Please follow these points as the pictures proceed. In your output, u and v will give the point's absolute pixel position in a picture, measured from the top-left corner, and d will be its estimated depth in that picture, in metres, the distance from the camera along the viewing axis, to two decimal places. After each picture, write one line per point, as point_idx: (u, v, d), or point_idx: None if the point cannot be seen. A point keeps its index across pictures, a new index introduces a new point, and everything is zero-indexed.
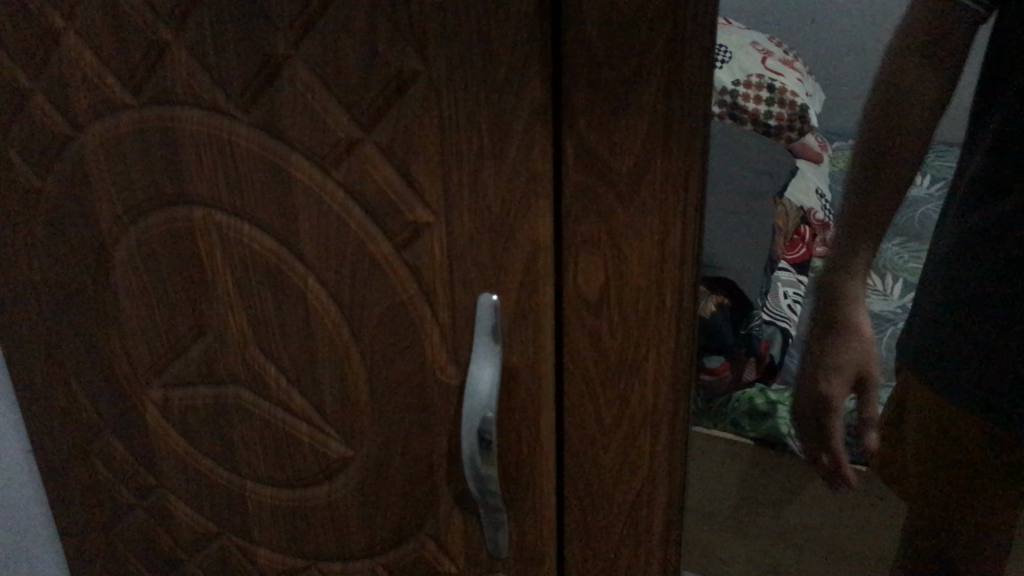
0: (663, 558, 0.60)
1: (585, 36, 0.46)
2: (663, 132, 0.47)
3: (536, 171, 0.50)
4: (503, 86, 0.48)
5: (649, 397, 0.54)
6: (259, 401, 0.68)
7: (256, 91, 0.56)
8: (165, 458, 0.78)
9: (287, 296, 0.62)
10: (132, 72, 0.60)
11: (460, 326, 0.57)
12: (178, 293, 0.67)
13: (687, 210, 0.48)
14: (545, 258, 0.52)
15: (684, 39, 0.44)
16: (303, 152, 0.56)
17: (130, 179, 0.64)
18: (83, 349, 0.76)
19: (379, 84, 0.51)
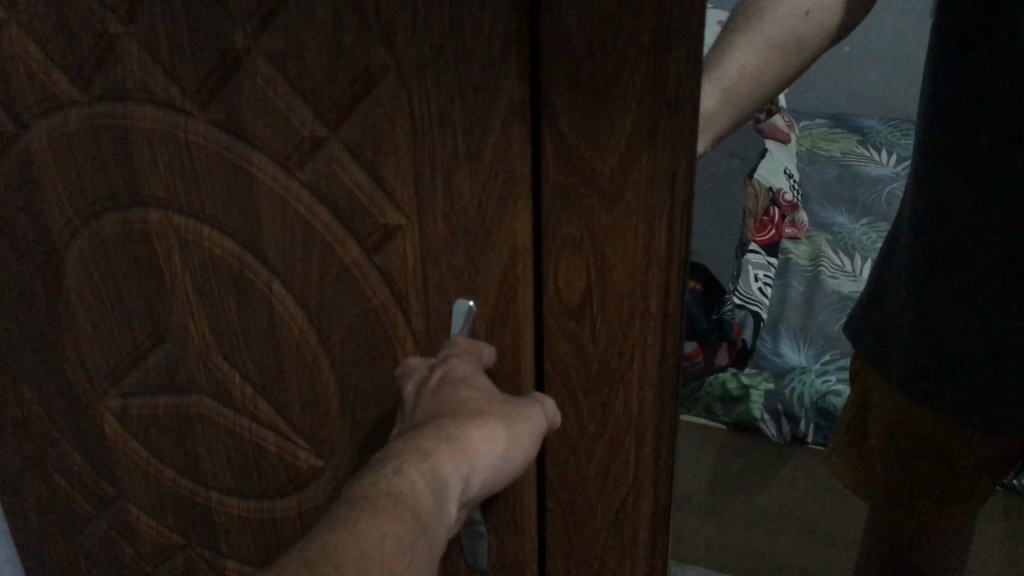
0: (648, 566, 0.58)
1: (566, 29, 0.43)
2: (649, 131, 0.44)
3: (514, 171, 0.48)
4: (478, 82, 0.46)
5: (634, 405, 0.52)
6: (223, 410, 0.66)
7: (213, 88, 0.53)
8: (124, 470, 0.75)
9: (251, 303, 0.59)
10: (79, 67, 0.56)
11: (434, 332, 0.55)
12: (134, 299, 0.64)
13: (673, 213, 0.46)
14: (525, 263, 0.50)
15: (670, 34, 0.42)
16: (266, 151, 0.53)
17: (81, 180, 0.61)
18: (36, 356, 0.73)
19: (345, 80, 0.48)
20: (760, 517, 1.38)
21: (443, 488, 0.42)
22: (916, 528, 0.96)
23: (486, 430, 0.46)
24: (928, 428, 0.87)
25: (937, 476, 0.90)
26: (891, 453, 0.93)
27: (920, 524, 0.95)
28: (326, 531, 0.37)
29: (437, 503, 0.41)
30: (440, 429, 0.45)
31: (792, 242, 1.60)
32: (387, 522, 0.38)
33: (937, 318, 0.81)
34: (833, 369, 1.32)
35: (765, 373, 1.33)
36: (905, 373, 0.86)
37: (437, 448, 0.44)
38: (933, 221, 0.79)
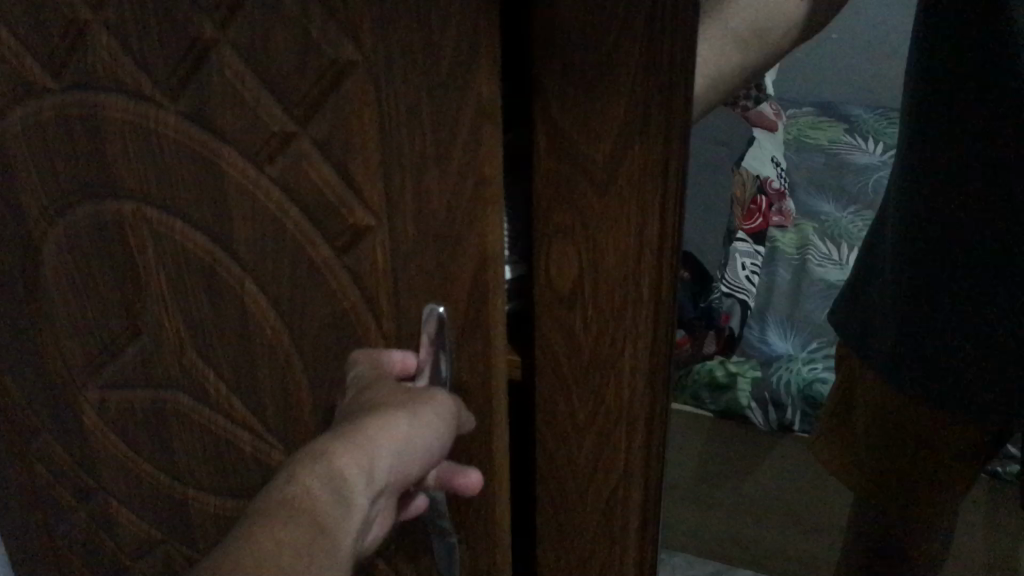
0: (639, 561, 0.58)
1: (559, 14, 0.43)
2: (642, 116, 0.44)
3: (484, 175, 0.46)
4: (447, 77, 0.44)
5: (624, 393, 0.52)
6: (199, 407, 0.65)
7: (185, 77, 0.52)
8: (104, 463, 0.74)
9: (226, 296, 0.59)
10: (51, 54, 0.56)
11: (405, 335, 0.54)
12: (109, 292, 0.64)
13: (663, 202, 0.46)
14: (495, 269, 0.49)
15: (663, 24, 0.41)
16: (237, 145, 0.53)
17: (57, 170, 0.60)
18: (15, 346, 0.72)
19: (315, 73, 0.48)
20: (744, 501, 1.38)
21: (342, 485, 0.44)
22: (902, 512, 0.96)
23: (386, 421, 0.48)
24: (911, 417, 0.88)
25: (920, 465, 0.91)
26: (872, 442, 0.94)
27: (905, 510, 0.96)
28: (225, 549, 0.39)
29: (338, 502, 0.44)
30: (340, 429, 0.48)
31: (779, 230, 1.59)
32: (282, 532, 0.40)
33: (926, 310, 0.81)
34: (820, 358, 1.30)
35: (752, 361, 1.33)
36: (885, 363, 0.87)
37: (335, 446, 0.46)
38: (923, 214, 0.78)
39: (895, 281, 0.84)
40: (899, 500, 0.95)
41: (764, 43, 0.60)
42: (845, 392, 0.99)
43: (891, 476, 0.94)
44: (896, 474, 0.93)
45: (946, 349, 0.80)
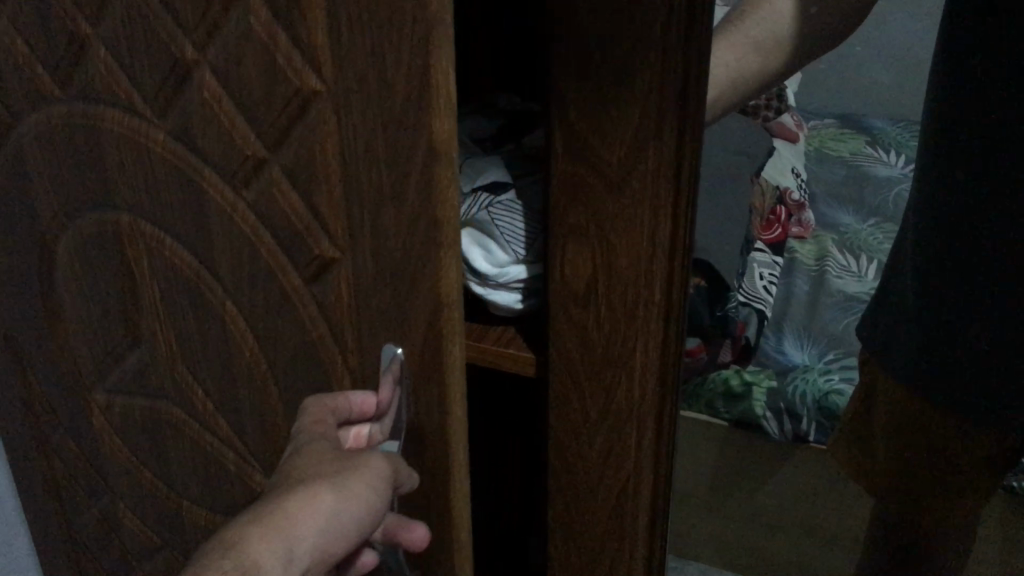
0: (646, 558, 0.60)
1: (576, 21, 0.44)
2: (657, 120, 0.45)
3: (436, 219, 0.46)
4: (401, 117, 0.44)
5: (635, 391, 0.53)
6: (188, 422, 0.67)
7: (171, 95, 0.53)
8: (111, 464, 0.76)
9: (209, 313, 0.60)
10: (58, 64, 0.57)
11: (368, 371, 0.55)
12: (113, 298, 0.66)
13: (679, 203, 0.47)
14: (449, 317, 0.49)
15: (682, 31, 0.43)
16: (214, 167, 0.54)
17: (65, 179, 0.62)
18: (35, 341, 0.75)
19: (284, 98, 0.48)
20: (760, 506, 1.35)
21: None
22: (920, 524, 0.96)
23: (310, 496, 0.49)
24: (933, 435, 0.88)
25: (937, 473, 0.91)
26: (891, 448, 0.94)
27: (923, 523, 0.96)
28: None
29: None
30: (256, 512, 0.48)
31: (798, 241, 1.57)
32: None
33: (942, 320, 0.82)
34: (837, 369, 1.32)
35: (768, 370, 1.31)
36: (900, 373, 0.88)
37: (248, 535, 0.47)
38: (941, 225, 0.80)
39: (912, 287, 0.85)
40: (914, 507, 0.96)
41: (759, 60, 0.60)
42: (861, 405, 0.99)
43: (912, 490, 0.94)
44: (912, 481, 0.94)
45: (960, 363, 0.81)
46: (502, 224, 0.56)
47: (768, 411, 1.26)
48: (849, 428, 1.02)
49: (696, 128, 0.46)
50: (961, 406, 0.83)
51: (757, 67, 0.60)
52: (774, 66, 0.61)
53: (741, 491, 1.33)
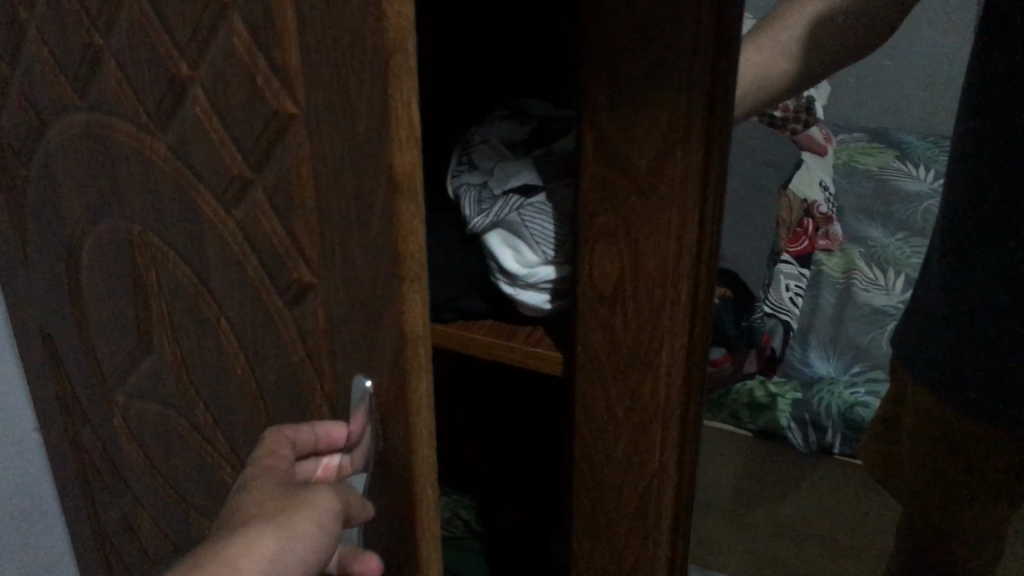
0: (670, 553, 0.61)
1: (609, 28, 0.46)
2: (686, 123, 0.47)
3: (402, 250, 0.38)
4: (364, 136, 0.37)
5: (659, 392, 0.55)
6: (193, 437, 0.66)
7: (170, 114, 0.50)
8: (134, 463, 0.78)
9: (212, 327, 0.56)
10: (76, 72, 0.57)
11: (343, 402, 0.47)
12: (126, 309, 0.65)
13: (707, 204, 0.49)
14: (419, 354, 0.40)
15: (715, 36, 0.45)
16: (207, 184, 0.49)
17: (83, 187, 0.62)
18: (66, 341, 0.77)
19: (261, 123, 0.43)
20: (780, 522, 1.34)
21: None
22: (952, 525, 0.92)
23: (250, 538, 0.43)
24: (964, 430, 0.85)
25: (964, 477, 0.88)
26: (917, 450, 0.91)
27: (954, 525, 0.92)
28: None
29: None
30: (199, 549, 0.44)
31: (825, 255, 1.51)
32: None
33: (970, 330, 0.81)
34: (862, 381, 1.24)
35: (794, 382, 1.26)
36: (928, 380, 0.87)
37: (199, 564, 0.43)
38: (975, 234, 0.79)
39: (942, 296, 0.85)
40: (941, 515, 0.92)
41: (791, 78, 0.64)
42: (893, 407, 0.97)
43: (943, 488, 0.90)
44: (938, 485, 0.91)
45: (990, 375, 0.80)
46: (532, 227, 0.57)
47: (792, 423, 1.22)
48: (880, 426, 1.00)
49: (724, 132, 0.47)
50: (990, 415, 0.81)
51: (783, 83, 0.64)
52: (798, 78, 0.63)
53: (760, 504, 1.34)
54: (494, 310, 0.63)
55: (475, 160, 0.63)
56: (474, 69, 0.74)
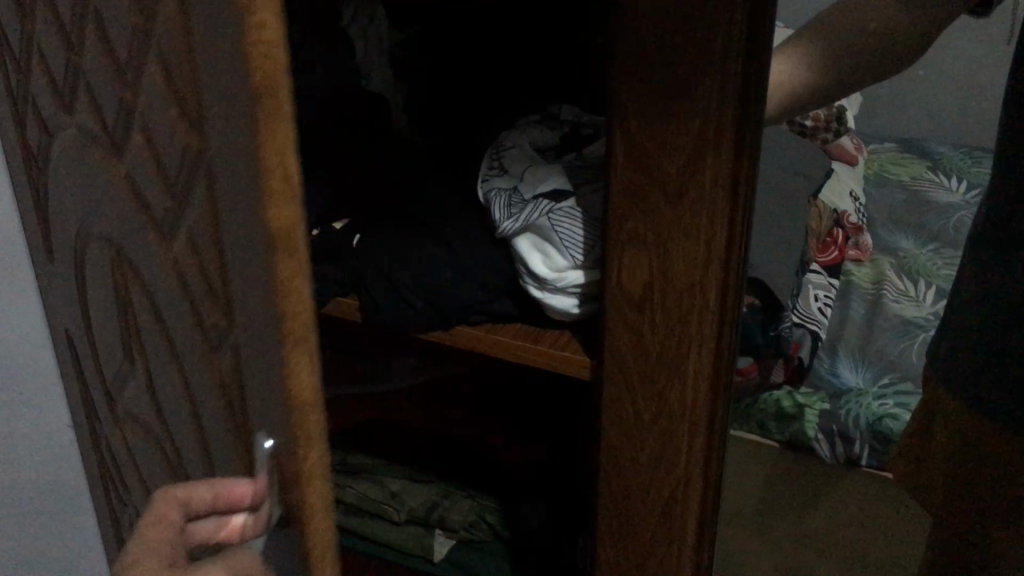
0: (695, 558, 0.62)
1: (641, 34, 0.46)
2: (716, 130, 0.47)
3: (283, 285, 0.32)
4: (234, 145, 0.31)
5: (687, 398, 0.55)
6: (142, 468, 0.60)
7: (93, 116, 0.43)
8: (106, 487, 0.71)
9: (143, 352, 0.49)
10: (19, 69, 0.52)
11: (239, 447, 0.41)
12: (81, 327, 0.60)
13: (736, 211, 0.49)
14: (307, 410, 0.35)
15: (749, 40, 0.45)
16: (120, 201, 0.43)
17: (40, 194, 0.57)
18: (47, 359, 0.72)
19: (164, 140, 0.37)
20: (809, 533, 1.23)
21: None
22: (978, 543, 0.82)
23: None
24: (984, 431, 0.77)
25: (985, 510, 0.81)
26: (946, 470, 0.84)
27: (970, 539, 0.83)
28: None
29: None
30: None
31: (855, 265, 1.48)
32: None
33: (1003, 355, 0.73)
34: (891, 393, 1.23)
35: (822, 393, 1.22)
36: (955, 398, 0.80)
37: None
38: (1005, 253, 0.72)
39: (964, 315, 0.78)
40: (963, 549, 0.85)
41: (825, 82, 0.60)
42: (923, 416, 0.88)
43: (962, 495, 0.83)
44: (958, 515, 0.84)
45: (1011, 409, 0.73)
46: (561, 231, 0.57)
47: (818, 433, 1.18)
48: (909, 438, 0.90)
49: (752, 140, 0.47)
50: (1017, 441, 0.74)
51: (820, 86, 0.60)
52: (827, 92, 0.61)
53: (789, 512, 1.22)
54: (523, 313, 0.64)
55: (506, 166, 0.63)
56: (505, 67, 0.75)
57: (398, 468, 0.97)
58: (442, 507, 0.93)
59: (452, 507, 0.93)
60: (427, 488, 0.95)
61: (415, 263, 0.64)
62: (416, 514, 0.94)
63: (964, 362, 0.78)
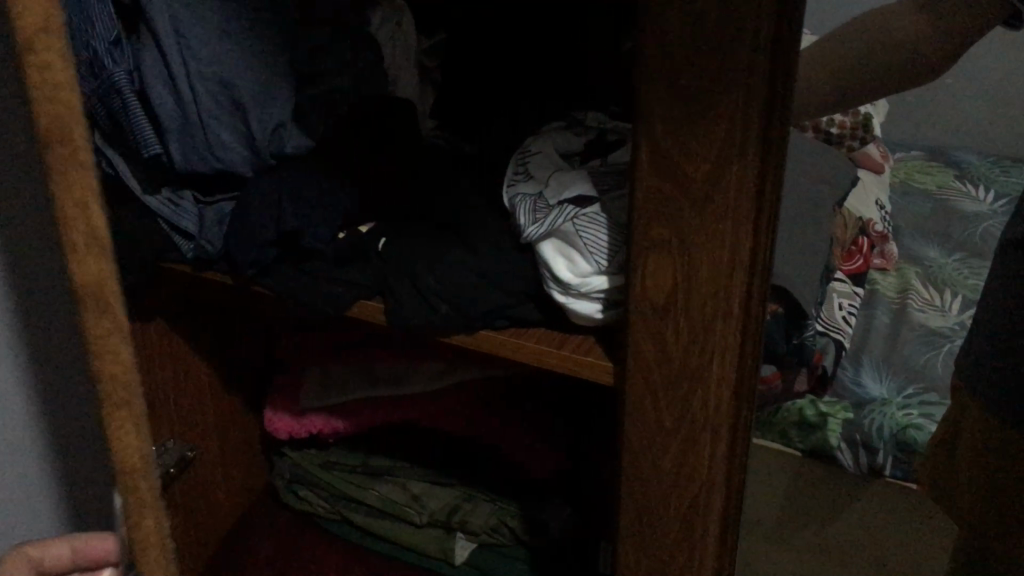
0: (717, 561, 0.62)
1: (666, 40, 0.47)
2: (741, 134, 0.47)
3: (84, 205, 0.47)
4: None
5: (710, 403, 0.55)
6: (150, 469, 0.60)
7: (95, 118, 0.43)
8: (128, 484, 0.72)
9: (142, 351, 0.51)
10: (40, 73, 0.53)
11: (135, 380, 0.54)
12: None
13: (760, 218, 0.49)
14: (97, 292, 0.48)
15: (778, 44, 0.45)
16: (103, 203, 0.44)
17: None
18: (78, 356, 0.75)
19: None
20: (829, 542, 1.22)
21: None
22: (1002, 551, 0.81)
23: None
24: (1011, 437, 0.77)
25: (1013, 517, 0.79)
26: (972, 475, 0.83)
27: (993, 547, 0.82)
28: None
29: None
30: None
31: (880, 273, 1.48)
32: None
33: None
34: (916, 404, 1.18)
35: (843, 402, 1.20)
36: (981, 403, 0.79)
37: None
38: None
39: (989, 320, 0.78)
40: (989, 556, 0.83)
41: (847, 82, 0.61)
42: (952, 422, 0.87)
43: (985, 506, 0.82)
44: (984, 521, 0.83)
45: None
46: (585, 236, 0.57)
47: (841, 442, 1.16)
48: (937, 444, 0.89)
49: (779, 147, 0.47)
50: None
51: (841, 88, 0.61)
52: (849, 93, 0.61)
53: (810, 521, 1.22)
54: (546, 318, 0.65)
55: (529, 171, 0.63)
56: (535, 73, 0.77)
57: (420, 471, 0.97)
58: (462, 511, 0.94)
59: (472, 511, 0.93)
60: (449, 492, 0.96)
61: (440, 268, 0.64)
62: (437, 518, 0.95)
63: (991, 366, 0.77)
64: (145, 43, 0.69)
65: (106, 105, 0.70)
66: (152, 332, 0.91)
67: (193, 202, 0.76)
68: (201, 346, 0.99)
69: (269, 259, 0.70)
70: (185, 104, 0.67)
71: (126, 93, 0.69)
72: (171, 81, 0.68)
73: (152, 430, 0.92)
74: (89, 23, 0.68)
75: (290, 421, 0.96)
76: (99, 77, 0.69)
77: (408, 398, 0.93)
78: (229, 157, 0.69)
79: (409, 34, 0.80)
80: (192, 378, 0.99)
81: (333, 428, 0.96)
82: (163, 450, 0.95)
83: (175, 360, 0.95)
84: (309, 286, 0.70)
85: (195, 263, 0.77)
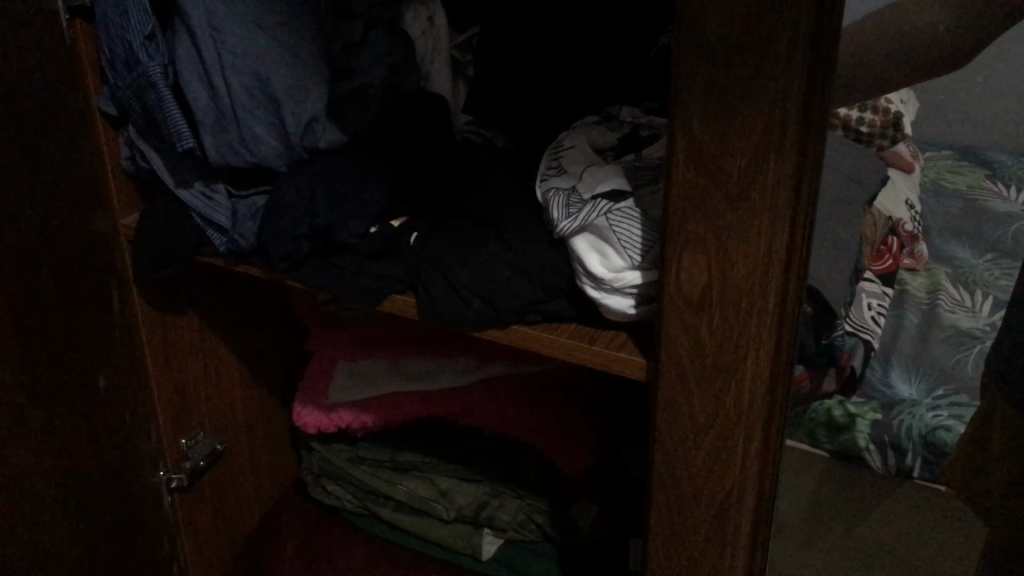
0: (747, 560, 0.61)
1: (707, 35, 0.46)
2: (779, 133, 0.47)
3: None
4: None
5: (744, 403, 0.55)
6: None
7: None
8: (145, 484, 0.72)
9: None
10: None
11: None
12: None
13: (797, 213, 0.48)
14: None
15: (817, 40, 0.45)
16: None
17: None
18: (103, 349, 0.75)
19: None
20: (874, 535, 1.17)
21: None
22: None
23: None
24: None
25: None
26: (1004, 480, 0.81)
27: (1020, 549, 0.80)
28: None
29: None
30: None
31: (909, 274, 1.44)
32: None
33: None
34: (945, 403, 1.15)
35: (874, 403, 1.18)
36: (1009, 402, 0.77)
37: None
38: None
39: (1012, 318, 0.77)
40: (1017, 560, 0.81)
41: (877, 77, 0.61)
42: (982, 422, 0.85)
43: (1013, 507, 0.79)
44: (1009, 523, 0.80)
45: None
46: (619, 232, 0.57)
47: (873, 444, 1.13)
48: (967, 446, 0.87)
49: (818, 142, 0.47)
50: None
51: (871, 79, 0.61)
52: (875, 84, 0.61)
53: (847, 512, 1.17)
54: (578, 315, 0.65)
55: (563, 166, 0.63)
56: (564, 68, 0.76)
57: (446, 466, 0.97)
58: (490, 507, 0.94)
59: (501, 506, 0.94)
60: (477, 488, 0.96)
61: (472, 262, 0.64)
62: (464, 513, 0.95)
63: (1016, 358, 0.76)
64: (179, 38, 0.70)
65: (142, 99, 0.73)
66: (181, 326, 0.91)
67: (225, 195, 0.76)
68: (230, 340, 1.00)
69: (302, 252, 0.70)
70: (220, 101, 0.69)
71: (160, 85, 0.70)
72: (205, 76, 0.69)
73: (178, 421, 0.93)
74: (126, 18, 0.70)
75: (319, 416, 0.98)
76: (134, 72, 0.71)
77: (435, 394, 0.93)
78: (262, 151, 0.70)
79: (440, 30, 0.80)
80: (221, 373, 0.99)
81: (362, 423, 0.97)
82: (192, 444, 0.95)
83: (203, 354, 0.96)
84: (342, 281, 0.70)
85: (227, 258, 0.77)
